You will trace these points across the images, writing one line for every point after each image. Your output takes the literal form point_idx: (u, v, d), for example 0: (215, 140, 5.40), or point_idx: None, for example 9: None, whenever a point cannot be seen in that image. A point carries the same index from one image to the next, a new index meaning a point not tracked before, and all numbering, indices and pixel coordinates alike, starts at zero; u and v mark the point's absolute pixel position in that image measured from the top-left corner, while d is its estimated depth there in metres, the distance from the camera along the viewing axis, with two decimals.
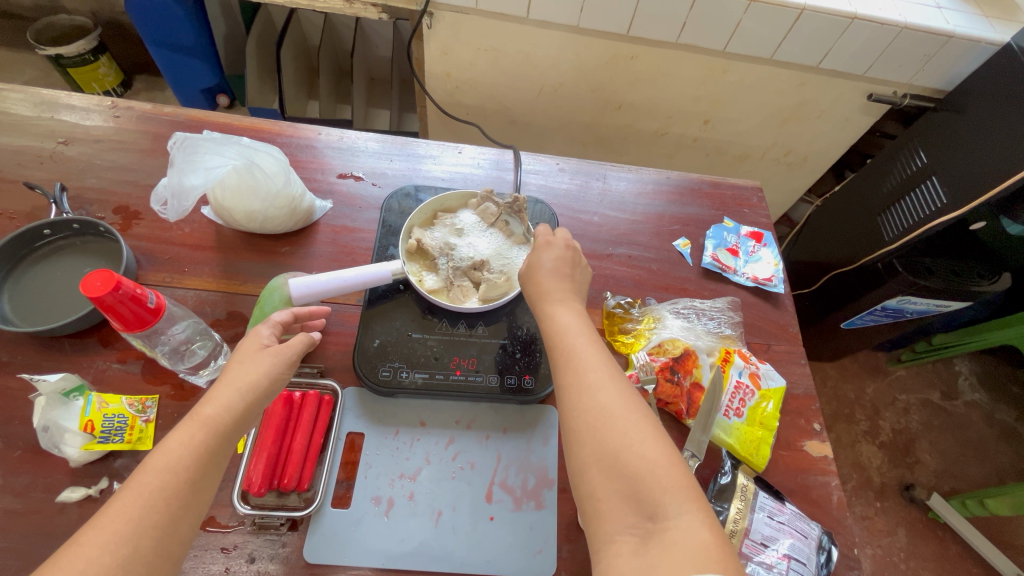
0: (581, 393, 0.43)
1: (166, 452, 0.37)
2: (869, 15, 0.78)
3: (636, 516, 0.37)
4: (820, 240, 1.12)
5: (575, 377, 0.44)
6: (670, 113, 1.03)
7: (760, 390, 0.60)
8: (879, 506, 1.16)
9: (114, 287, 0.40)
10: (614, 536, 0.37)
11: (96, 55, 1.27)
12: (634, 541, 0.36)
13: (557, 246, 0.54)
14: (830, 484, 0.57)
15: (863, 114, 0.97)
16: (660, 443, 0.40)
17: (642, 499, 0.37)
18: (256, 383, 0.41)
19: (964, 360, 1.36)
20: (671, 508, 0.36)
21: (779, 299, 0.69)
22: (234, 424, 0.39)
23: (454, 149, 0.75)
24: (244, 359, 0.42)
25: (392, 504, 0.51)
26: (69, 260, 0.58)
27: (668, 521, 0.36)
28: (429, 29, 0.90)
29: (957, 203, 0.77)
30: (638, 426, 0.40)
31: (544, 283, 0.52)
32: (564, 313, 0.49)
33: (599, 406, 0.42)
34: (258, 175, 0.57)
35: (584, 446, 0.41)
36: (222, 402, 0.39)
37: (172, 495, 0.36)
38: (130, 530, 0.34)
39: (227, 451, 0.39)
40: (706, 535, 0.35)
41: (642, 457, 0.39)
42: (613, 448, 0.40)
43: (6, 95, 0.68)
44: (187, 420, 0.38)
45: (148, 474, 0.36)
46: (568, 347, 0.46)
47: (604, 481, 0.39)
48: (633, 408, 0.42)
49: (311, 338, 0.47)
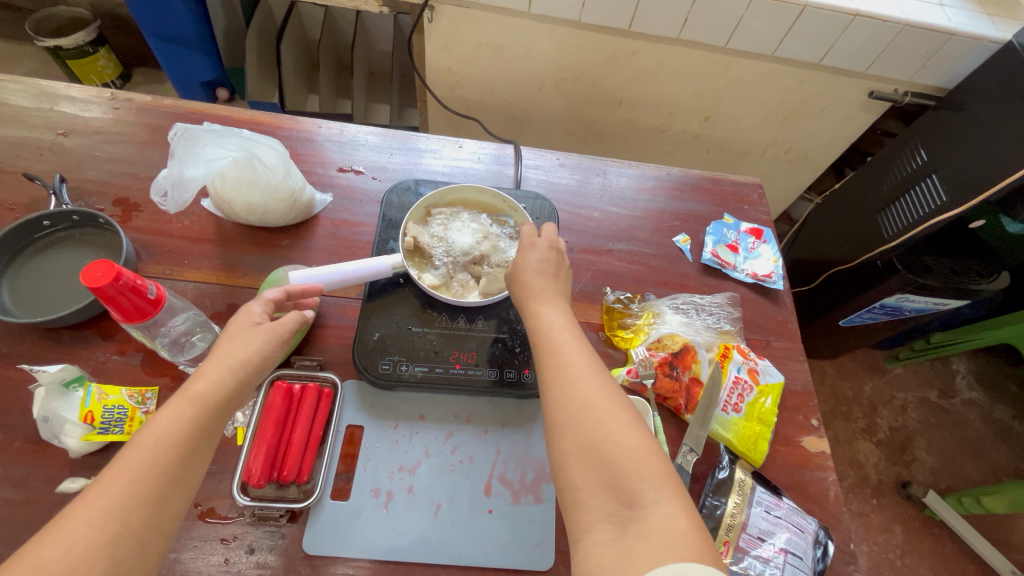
0: (562, 385, 0.43)
1: (155, 427, 0.37)
2: (870, 12, 0.78)
3: (615, 503, 0.37)
4: (821, 239, 1.12)
5: (557, 370, 0.44)
6: (671, 109, 1.03)
7: (758, 385, 0.60)
8: (876, 503, 1.16)
9: (114, 278, 0.40)
10: (593, 524, 0.37)
11: (94, 47, 1.26)
12: (612, 529, 0.36)
13: (534, 249, 0.54)
14: (827, 480, 0.57)
15: (864, 112, 0.97)
16: (639, 432, 0.40)
17: (620, 486, 0.37)
18: (245, 360, 0.41)
19: (961, 359, 1.36)
20: (649, 494, 0.36)
21: (779, 296, 0.69)
22: (224, 402, 0.40)
23: (454, 143, 0.75)
24: (234, 335, 0.43)
25: (391, 496, 0.51)
26: (69, 251, 0.58)
27: (646, 508, 0.36)
28: (430, 23, 0.89)
29: (957, 200, 0.77)
30: (616, 416, 0.40)
31: (531, 283, 0.52)
32: (549, 312, 0.49)
33: (580, 397, 0.42)
34: (259, 168, 0.56)
35: (564, 437, 0.41)
36: (212, 378, 0.40)
37: (162, 472, 0.36)
38: (119, 505, 0.34)
39: (218, 426, 0.39)
40: (683, 523, 0.35)
41: (620, 446, 0.39)
42: (592, 437, 0.40)
43: (4, 85, 0.68)
44: (176, 397, 0.38)
45: (137, 451, 0.36)
46: (550, 342, 0.46)
47: (584, 470, 0.39)
48: (613, 399, 0.42)
49: (304, 318, 0.48)
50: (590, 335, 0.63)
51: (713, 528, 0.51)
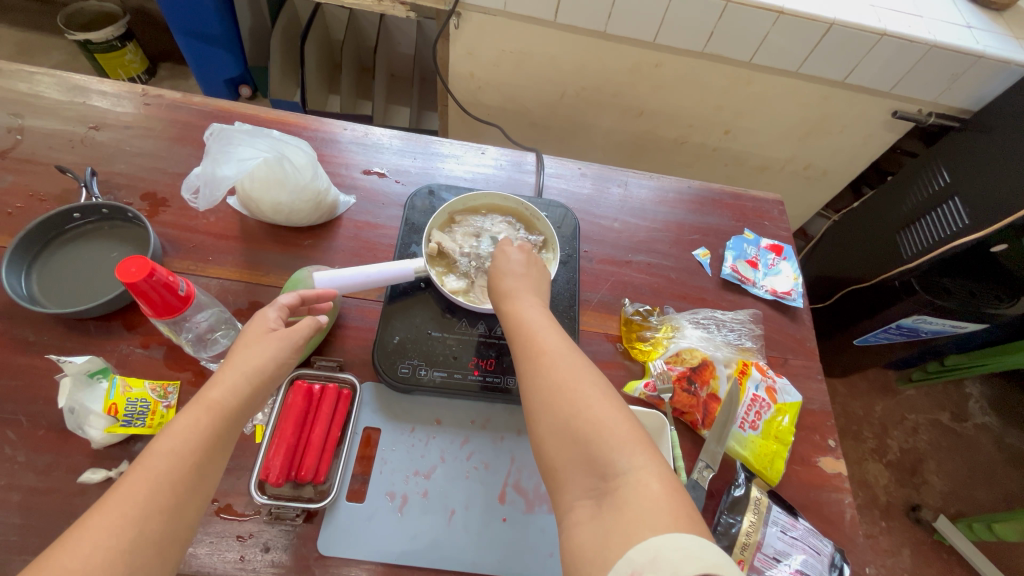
0: (535, 372, 0.42)
1: (171, 436, 0.36)
2: (897, 32, 0.78)
3: (591, 478, 0.36)
4: (837, 255, 1.11)
5: (530, 360, 0.43)
6: (692, 122, 1.03)
7: (776, 403, 0.59)
8: (885, 526, 1.15)
9: (148, 274, 0.41)
10: (573, 503, 0.36)
11: (123, 41, 1.28)
12: (590, 504, 0.35)
13: (507, 252, 0.54)
14: (844, 502, 0.57)
15: (886, 131, 0.97)
16: (610, 405, 0.39)
17: (593, 461, 0.37)
18: (262, 368, 0.41)
19: (975, 383, 1.34)
20: (620, 463, 0.36)
21: (797, 313, 0.69)
22: (239, 409, 0.40)
23: (476, 149, 0.75)
24: (250, 342, 0.42)
25: (406, 500, 0.51)
26: (98, 244, 0.58)
27: (619, 478, 0.35)
28: (456, 29, 0.90)
29: (980, 225, 0.76)
30: (585, 391, 0.40)
31: (504, 282, 0.52)
32: (524, 305, 0.48)
33: (551, 380, 0.41)
34: (288, 167, 0.57)
35: (540, 423, 0.40)
36: (228, 385, 0.39)
37: (178, 480, 0.35)
38: (137, 514, 0.33)
39: (233, 434, 0.39)
40: (657, 486, 0.34)
41: (592, 420, 0.38)
42: (564, 416, 0.39)
43: (39, 78, 0.69)
44: (193, 404, 0.38)
45: (155, 459, 0.35)
46: (525, 332, 0.45)
47: (560, 450, 0.38)
48: (585, 378, 0.41)
49: (319, 324, 0.47)
50: (607, 346, 0.63)
51: (729, 546, 0.51)
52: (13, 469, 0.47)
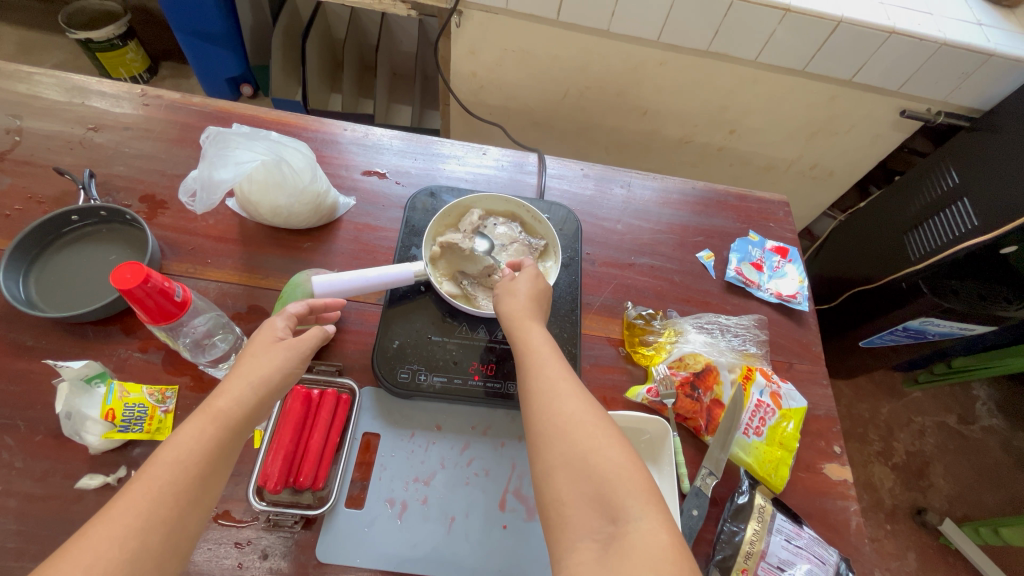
0: (549, 403, 0.41)
1: (177, 446, 0.36)
2: (907, 29, 0.76)
3: (600, 519, 0.35)
4: (843, 257, 1.10)
5: (545, 389, 0.43)
6: (696, 122, 1.02)
7: (781, 409, 0.58)
8: (890, 529, 1.14)
9: (143, 280, 0.41)
10: (576, 542, 0.35)
11: (124, 40, 1.28)
12: (596, 547, 0.34)
13: (536, 278, 0.54)
14: (849, 509, 0.56)
15: (895, 130, 0.95)
16: (624, 449, 0.39)
17: (605, 501, 0.36)
18: (268, 378, 0.41)
19: (982, 385, 1.33)
20: (631, 510, 0.35)
21: (803, 317, 0.68)
22: (244, 419, 0.39)
23: (478, 150, 0.75)
24: (259, 352, 0.42)
25: (405, 507, 0.50)
26: (96, 247, 0.58)
27: (629, 524, 0.34)
28: (457, 28, 0.89)
29: (991, 227, 0.74)
30: (603, 432, 0.40)
31: (523, 302, 0.51)
32: (537, 332, 0.48)
33: (567, 413, 0.41)
34: (286, 170, 0.56)
35: (551, 453, 0.39)
36: (234, 395, 0.39)
37: (183, 491, 0.35)
38: (140, 525, 0.33)
39: (237, 445, 0.39)
40: (665, 537, 0.33)
41: (607, 460, 0.38)
42: (579, 451, 0.38)
43: (38, 79, 0.69)
44: (198, 413, 0.37)
45: (158, 469, 0.35)
46: (539, 360, 0.45)
47: (570, 485, 0.37)
48: (599, 416, 0.41)
49: (325, 335, 0.48)
50: (610, 350, 0.62)
51: (733, 555, 0.50)
52: (10, 475, 0.47)
